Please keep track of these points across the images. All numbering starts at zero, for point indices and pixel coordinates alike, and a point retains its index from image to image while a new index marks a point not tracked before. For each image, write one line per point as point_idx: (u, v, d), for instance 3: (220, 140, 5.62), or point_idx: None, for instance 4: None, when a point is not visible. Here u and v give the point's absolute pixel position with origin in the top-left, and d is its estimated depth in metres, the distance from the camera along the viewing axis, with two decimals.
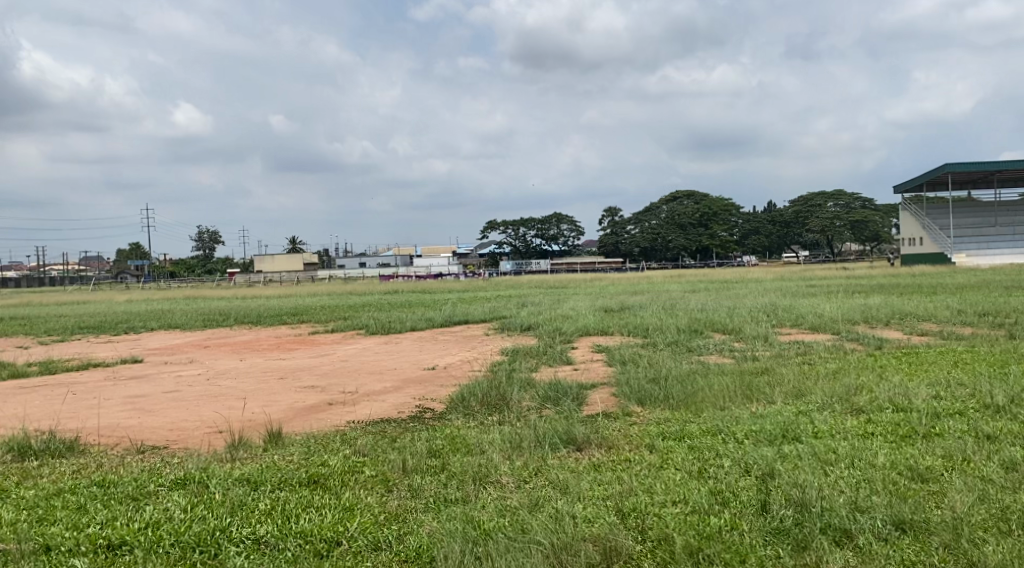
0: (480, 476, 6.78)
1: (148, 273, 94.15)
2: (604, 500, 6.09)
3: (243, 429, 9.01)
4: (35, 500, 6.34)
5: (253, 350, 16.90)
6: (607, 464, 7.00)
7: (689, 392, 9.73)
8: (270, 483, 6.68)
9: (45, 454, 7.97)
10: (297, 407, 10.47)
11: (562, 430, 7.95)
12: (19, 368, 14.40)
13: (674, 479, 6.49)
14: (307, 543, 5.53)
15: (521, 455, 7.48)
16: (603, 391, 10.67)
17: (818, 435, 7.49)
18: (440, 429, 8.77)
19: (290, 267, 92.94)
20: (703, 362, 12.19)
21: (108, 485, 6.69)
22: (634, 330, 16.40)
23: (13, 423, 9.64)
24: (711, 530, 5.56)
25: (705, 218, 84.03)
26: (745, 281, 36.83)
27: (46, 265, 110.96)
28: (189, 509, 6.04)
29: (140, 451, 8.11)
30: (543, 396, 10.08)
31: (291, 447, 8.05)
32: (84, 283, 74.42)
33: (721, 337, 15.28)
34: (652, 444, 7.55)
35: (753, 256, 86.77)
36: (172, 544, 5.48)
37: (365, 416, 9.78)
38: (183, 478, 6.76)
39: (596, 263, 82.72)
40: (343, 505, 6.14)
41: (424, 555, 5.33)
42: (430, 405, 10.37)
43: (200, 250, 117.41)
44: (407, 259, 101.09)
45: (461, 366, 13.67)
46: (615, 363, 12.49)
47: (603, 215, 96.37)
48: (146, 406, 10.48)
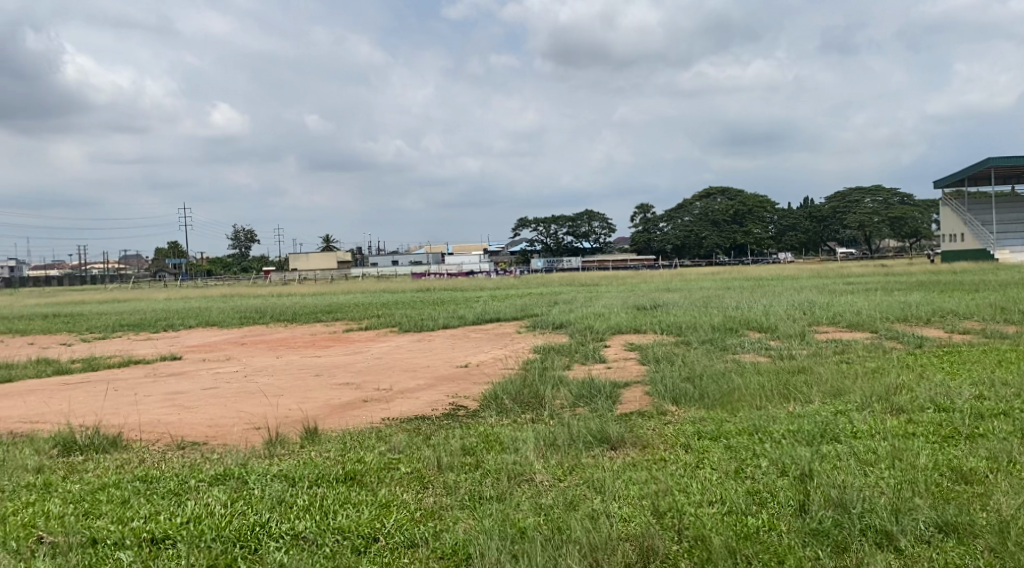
0: (515, 474, 6.80)
1: (186, 271, 95.55)
2: (641, 500, 6.05)
3: (280, 425, 9.14)
4: (81, 494, 6.49)
5: (289, 348, 17.14)
6: (642, 463, 6.97)
7: (725, 391, 9.67)
8: (308, 480, 6.77)
9: (89, 450, 8.13)
10: (332, 404, 10.59)
11: (596, 429, 7.92)
12: (63, 364, 14.70)
13: (711, 479, 6.45)
14: (345, 539, 5.59)
15: (555, 453, 7.48)
16: (637, 389, 10.65)
17: (857, 435, 7.38)
18: (473, 426, 8.81)
19: (324, 263, 93.89)
20: (738, 360, 12.13)
21: (151, 481, 6.83)
22: (667, 328, 16.35)
23: (56, 419, 9.87)
24: (748, 530, 5.51)
25: (739, 216, 83.14)
26: (778, 278, 36.62)
27: (87, 265, 113.69)
28: (230, 505, 6.14)
29: (181, 447, 8.27)
30: (577, 396, 10.05)
31: (327, 443, 8.15)
32: (124, 283, 74.93)
33: (756, 334, 15.19)
34: (688, 444, 7.50)
35: (789, 253, 85.64)
36: (213, 539, 5.57)
37: (399, 413, 9.88)
38: (223, 473, 6.88)
39: (627, 259, 82.47)
40: (380, 502, 6.19)
41: (460, 552, 5.35)
42: (464, 402, 10.44)
43: (236, 249, 119.32)
44: (439, 257, 101.22)
45: (494, 363, 13.73)
46: (649, 362, 12.48)
47: (636, 213, 95.80)
48: (185, 403, 10.68)
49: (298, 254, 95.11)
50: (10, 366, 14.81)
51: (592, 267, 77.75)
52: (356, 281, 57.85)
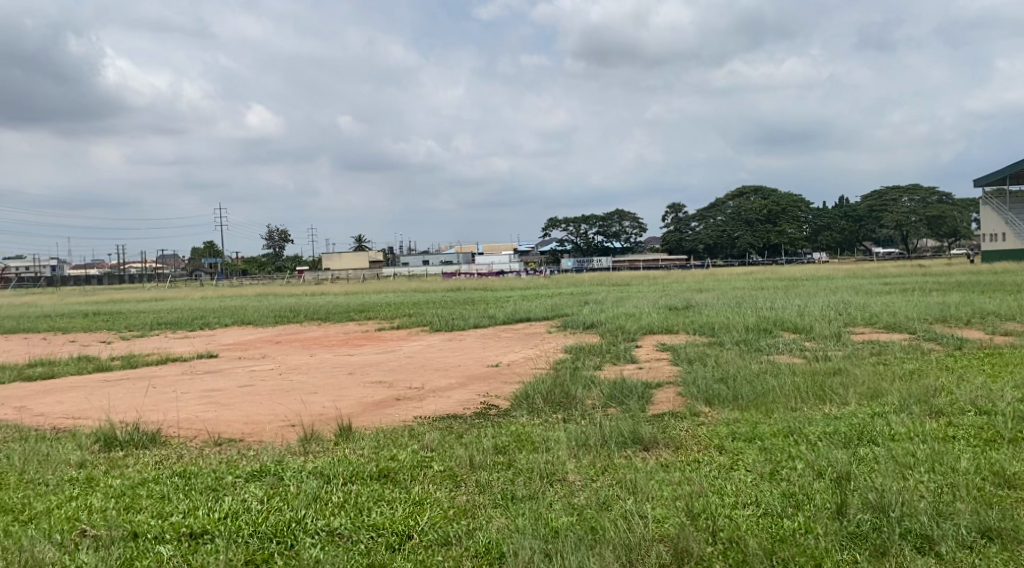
0: (546, 474, 6.80)
1: (222, 271, 96.88)
2: (674, 501, 6.02)
3: (314, 423, 9.25)
4: (122, 488, 6.62)
5: (323, 346, 17.31)
6: (676, 465, 6.93)
7: (759, 392, 9.57)
8: (342, 477, 6.83)
9: (129, 445, 8.28)
10: (365, 402, 10.67)
11: (628, 429, 7.90)
12: (104, 362, 15.00)
13: (745, 481, 6.40)
14: (379, 536, 5.64)
15: (587, 453, 7.46)
16: (670, 390, 10.58)
17: (896, 438, 7.26)
18: (505, 426, 8.83)
19: (356, 262, 94.64)
20: (773, 361, 11.99)
21: (189, 476, 6.95)
22: (699, 329, 16.20)
23: (97, 415, 10.08)
24: (784, 533, 5.45)
25: (773, 215, 82.16)
26: (813, 278, 36.15)
27: (126, 265, 115.99)
28: (266, 501, 6.22)
29: (218, 443, 8.39)
30: (608, 396, 10.02)
31: (361, 440, 8.22)
32: (162, 282, 76.17)
33: (791, 335, 14.99)
34: (722, 445, 7.45)
35: (824, 253, 84.38)
36: (250, 534, 5.64)
37: (431, 412, 9.94)
38: (259, 470, 6.97)
39: (658, 259, 81.95)
40: (413, 499, 6.24)
41: (495, 550, 5.37)
42: (495, 402, 10.45)
43: (270, 249, 120.75)
44: (470, 256, 101.53)
45: (525, 363, 13.73)
46: (681, 362, 12.37)
47: (668, 212, 95.19)
48: (221, 400, 10.84)
49: (331, 254, 95.98)
50: (53, 362, 15.16)
51: (623, 267, 77.36)
52: (390, 281, 58.21)
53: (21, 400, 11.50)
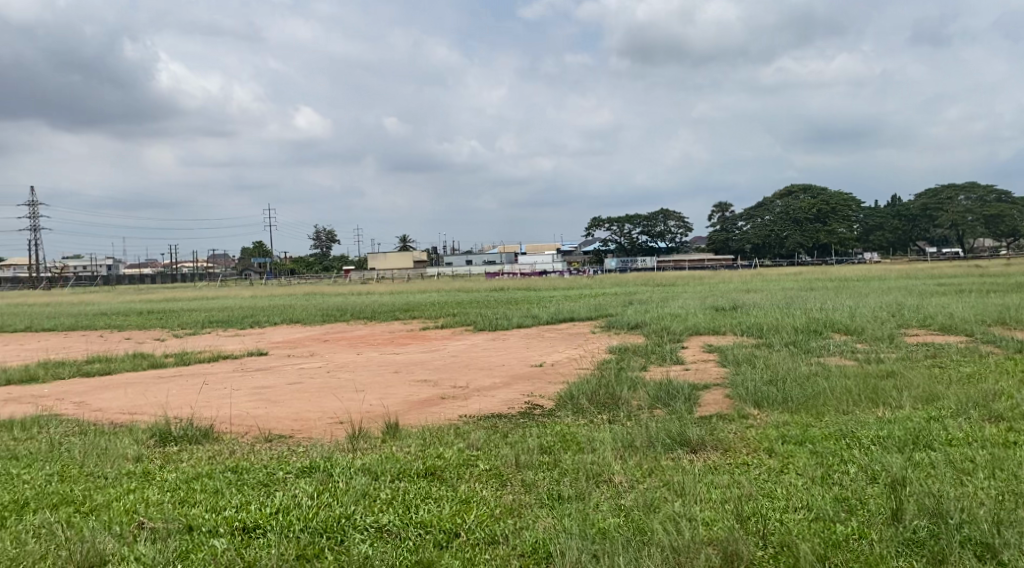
0: (592, 474, 6.78)
1: (271, 270, 98.57)
2: (723, 504, 5.95)
3: (362, 420, 9.36)
4: (177, 482, 6.79)
5: (369, 345, 17.50)
6: (724, 467, 6.84)
7: (809, 395, 9.41)
8: (390, 474, 6.90)
9: (183, 440, 8.48)
10: (411, 400, 10.77)
11: (676, 431, 7.83)
12: (158, 359, 15.39)
13: (796, 484, 6.29)
14: (427, 533, 5.68)
15: (633, 454, 7.42)
16: (717, 392, 10.45)
17: (953, 443, 7.07)
18: (550, 426, 8.82)
19: (401, 262, 95.52)
20: (823, 363, 11.75)
21: (242, 471, 7.09)
22: (747, 330, 15.98)
23: (153, 411, 10.35)
24: (837, 538, 5.35)
25: (823, 214, 80.61)
26: (865, 278, 35.38)
27: (178, 265, 118.82)
28: (316, 497, 6.32)
29: (269, 439, 8.56)
30: (654, 397, 9.95)
31: (407, 438, 8.30)
32: (213, 280, 77.79)
33: (842, 337, 14.69)
34: (771, 448, 7.34)
35: (876, 253, 82.35)
36: (301, 529, 5.73)
37: (476, 411, 9.98)
38: (308, 466, 7.08)
39: (704, 259, 81.03)
40: (460, 498, 6.27)
41: (542, 550, 5.37)
42: (540, 402, 10.45)
43: (318, 248, 122.45)
44: (514, 256, 101.64)
45: (569, 363, 13.70)
46: (729, 364, 12.22)
47: (714, 211, 93.99)
48: (271, 397, 11.05)
49: (376, 254, 96.97)
50: (110, 359, 15.59)
51: (668, 267, 76.66)
52: (436, 281, 58.65)
53: (80, 395, 11.84)
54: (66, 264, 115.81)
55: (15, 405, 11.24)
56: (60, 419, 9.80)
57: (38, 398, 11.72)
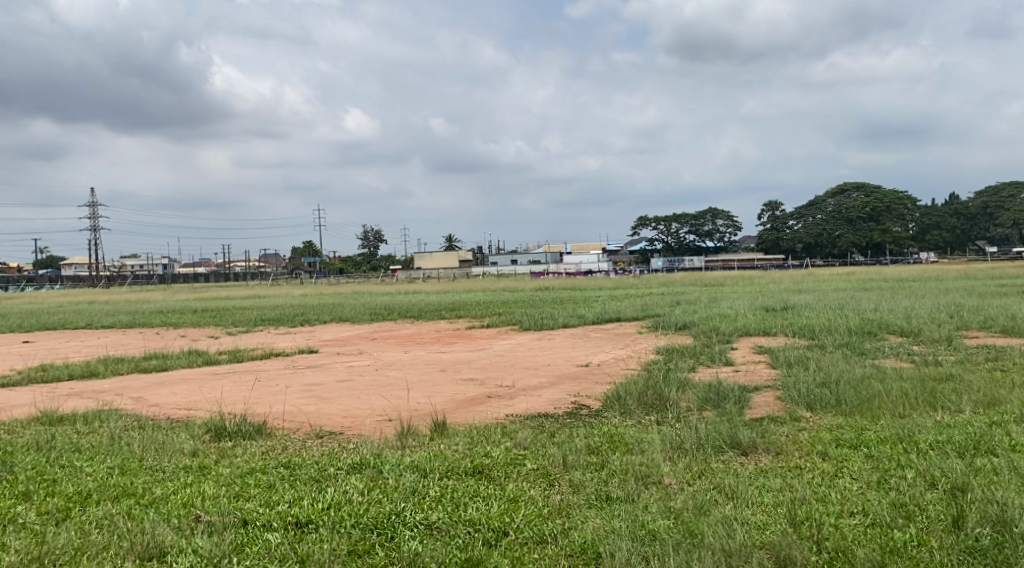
0: (642, 476, 6.73)
1: (320, 269, 99.95)
2: (775, 507, 5.86)
3: (410, 418, 9.44)
4: (232, 477, 6.95)
5: (416, 343, 17.63)
6: (777, 470, 6.73)
7: (864, 397, 9.20)
8: (438, 472, 6.95)
9: (237, 435, 8.66)
10: (458, 399, 10.82)
11: (726, 433, 7.72)
12: (212, 356, 15.74)
13: (851, 489, 6.16)
14: (476, 531, 5.71)
15: (682, 456, 7.34)
16: (768, 394, 10.28)
17: (1017, 449, 6.84)
18: (598, 426, 8.79)
19: (447, 261, 96.08)
20: (878, 365, 11.48)
21: (294, 467, 7.21)
22: (798, 331, 15.71)
23: (208, 407, 10.59)
24: (894, 544, 5.22)
25: (877, 213, 78.86)
26: (921, 278, 34.51)
27: (230, 264, 121.29)
28: (366, 493, 6.40)
29: (319, 436, 8.69)
30: (703, 398, 9.84)
31: (455, 437, 8.35)
32: (263, 279, 79.22)
33: (897, 339, 14.33)
34: (825, 451, 7.20)
35: (933, 253, 80.19)
36: (352, 525, 5.81)
37: (523, 410, 9.99)
38: (358, 463, 7.18)
39: (753, 259, 79.84)
40: (508, 497, 6.29)
41: (591, 551, 5.35)
42: (587, 402, 10.41)
43: (365, 248, 123.88)
44: (559, 256, 101.46)
45: (616, 364, 13.62)
46: (780, 366, 12.01)
47: (764, 210, 92.54)
48: (321, 394, 11.21)
49: (423, 254, 97.66)
50: (166, 356, 15.99)
51: (716, 267, 75.71)
52: (482, 281, 58.90)
53: (138, 391, 12.17)
54: (124, 263, 119.15)
55: (77, 400, 11.59)
56: (120, 414, 10.10)
57: (98, 393, 12.09)
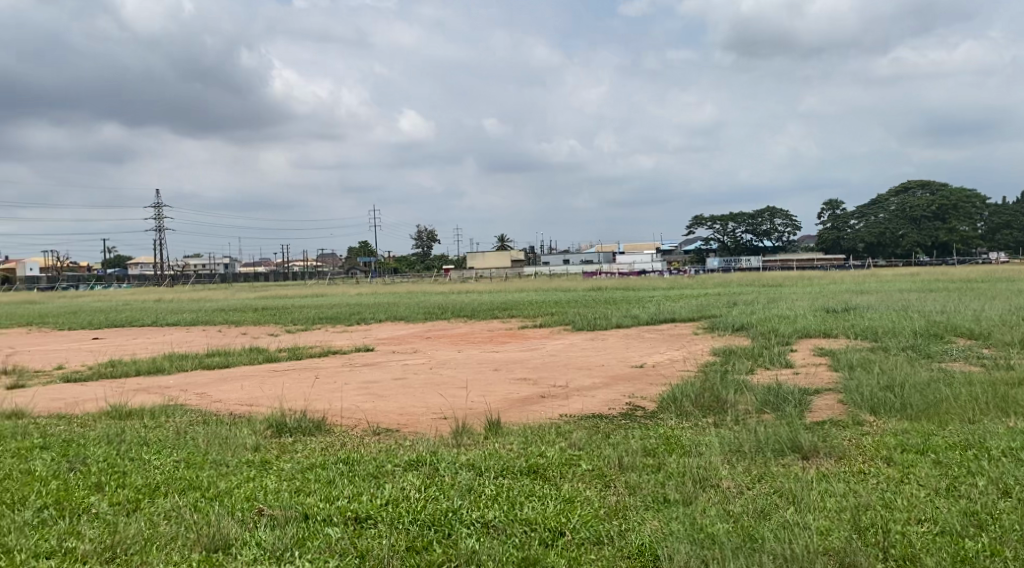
0: (700, 479, 6.64)
1: (375, 269, 101.32)
2: (838, 513, 5.72)
3: (465, 417, 9.49)
4: (293, 472, 7.09)
5: (470, 342, 17.73)
6: (839, 475, 6.58)
7: (931, 402, 8.92)
8: (493, 470, 6.98)
9: (297, 431, 8.83)
10: (512, 398, 10.86)
11: (786, 437, 7.57)
12: (272, 354, 16.09)
13: (918, 495, 5.99)
14: (533, 531, 5.71)
15: (741, 459, 7.22)
16: (829, 397, 10.05)
17: None
18: (654, 428, 8.70)
19: (500, 262, 96.44)
20: (946, 369, 11.12)
21: (352, 463, 7.32)
22: (860, 333, 15.32)
23: (268, 403, 10.83)
24: (965, 554, 5.05)
25: (943, 211, 76.64)
26: (990, 279, 33.36)
27: (289, 263, 124.04)
28: (423, 490, 6.46)
29: (376, 432, 8.80)
30: (762, 401, 9.67)
31: (510, 436, 8.37)
32: (320, 279, 80.69)
33: (966, 342, 13.85)
34: (890, 456, 7.00)
35: (1004, 253, 77.34)
36: (410, 522, 5.87)
37: (577, 411, 9.96)
38: (415, 460, 7.25)
39: (812, 259, 78.14)
40: (563, 497, 6.27)
41: (648, 553, 5.31)
42: (642, 403, 10.32)
43: (419, 247, 125.19)
44: (612, 256, 100.88)
45: (671, 365, 13.47)
46: (842, 368, 11.72)
47: (825, 210, 90.64)
48: (378, 392, 11.35)
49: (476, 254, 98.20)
50: (229, 353, 16.41)
51: (774, 267, 74.33)
52: (534, 281, 58.92)
53: (201, 387, 12.51)
54: (187, 263, 122.58)
55: (145, 395, 11.97)
56: (186, 409, 10.40)
57: (164, 389, 12.47)
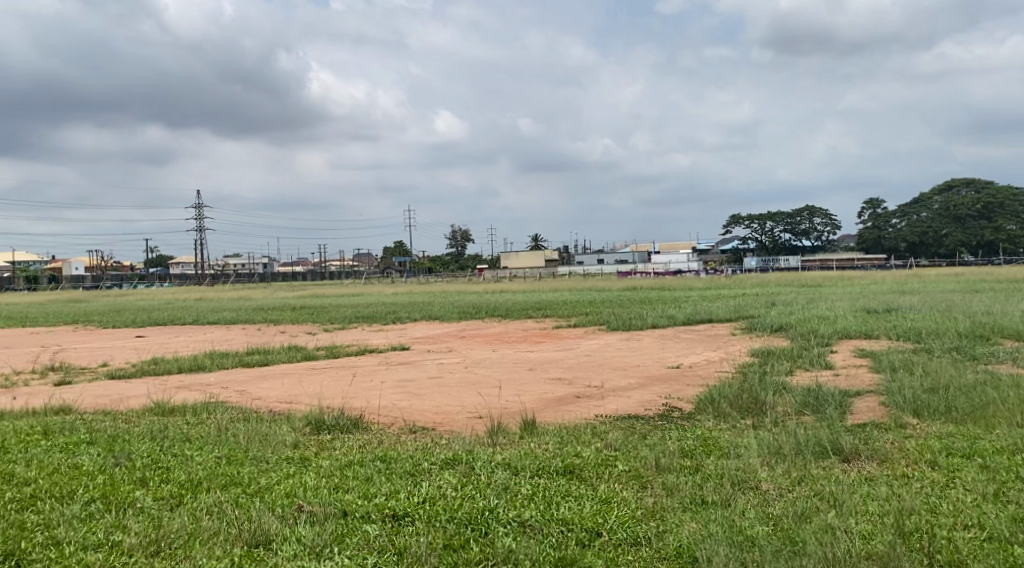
0: (738, 481, 6.57)
1: (410, 268, 101.92)
2: (881, 517, 5.62)
3: (501, 416, 9.51)
4: (331, 469, 7.17)
5: (505, 342, 17.75)
6: (882, 479, 6.46)
7: (977, 405, 8.71)
8: (529, 470, 6.98)
9: (335, 429, 8.93)
10: (547, 398, 10.86)
11: (827, 440, 7.45)
12: (310, 352, 16.28)
13: (964, 500, 5.86)
14: (570, 531, 5.71)
15: (780, 461, 7.13)
16: (870, 399, 9.87)
17: None
18: (691, 429, 8.62)
19: (534, 262, 96.40)
20: (992, 371, 10.86)
21: (389, 461, 7.38)
22: (902, 334, 15.03)
23: (306, 401, 10.96)
24: (1014, 560, 4.93)
25: (988, 209, 75.21)
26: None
27: (325, 263, 125.38)
28: (459, 488, 6.48)
29: (413, 431, 8.85)
30: (802, 403, 9.54)
31: (546, 435, 8.36)
32: (355, 279, 81.43)
33: (1014, 343, 13.50)
34: (935, 460, 6.86)
35: None
36: (447, 520, 5.90)
37: (613, 411, 9.92)
38: (452, 458, 7.28)
39: (852, 259, 76.86)
40: (600, 497, 6.25)
41: (686, 555, 5.27)
42: (679, 404, 10.24)
43: (454, 246, 125.65)
44: (647, 256, 100.25)
45: (708, 365, 13.34)
46: (883, 370, 11.51)
47: (865, 209, 89.23)
48: (414, 390, 11.42)
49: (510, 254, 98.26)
50: (268, 351, 16.64)
51: (813, 267, 73.25)
52: (568, 280, 58.81)
53: (242, 384, 12.70)
54: (226, 262, 124.52)
55: (187, 392, 12.20)
56: (227, 406, 10.57)
57: (205, 386, 12.68)
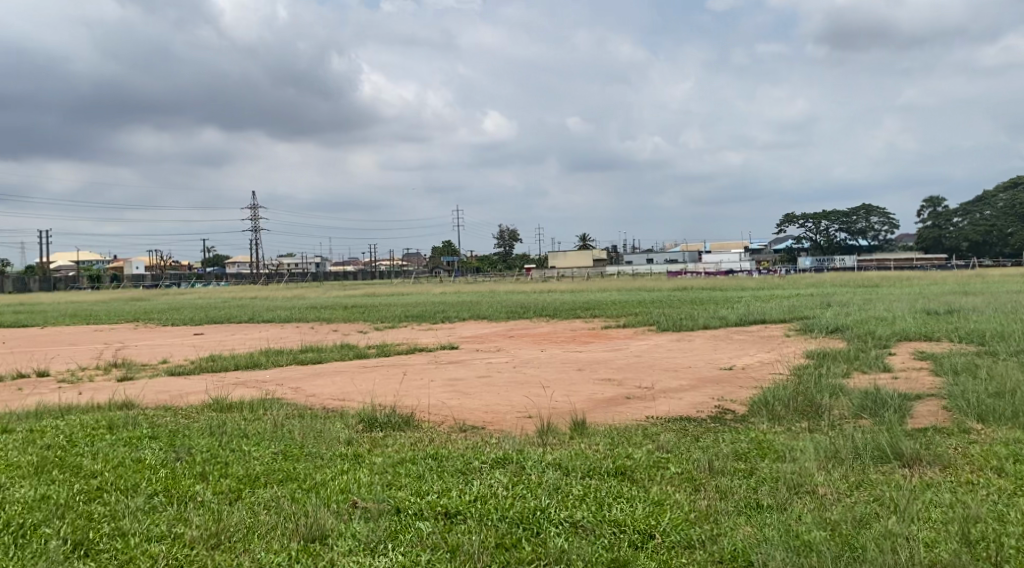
0: (794, 485, 6.45)
1: (459, 268, 102.41)
2: (944, 524, 5.47)
3: (551, 416, 9.50)
4: (384, 466, 7.25)
5: (554, 342, 17.72)
6: (944, 485, 6.28)
7: None
8: (580, 470, 6.96)
9: (387, 426, 9.03)
10: (598, 398, 10.81)
11: (886, 444, 7.26)
12: (361, 350, 16.48)
13: None
14: (622, 532, 5.68)
15: (837, 465, 6.97)
16: (931, 403, 9.58)
17: None
18: (744, 432, 8.49)
19: (582, 262, 96.03)
20: None
21: (440, 459, 7.43)
22: (965, 337, 14.57)
23: (358, 398, 11.11)
24: None
25: None
26: None
27: (375, 262, 126.84)
28: (510, 488, 6.50)
29: (463, 429, 8.90)
30: (859, 406, 9.31)
31: (597, 436, 8.33)
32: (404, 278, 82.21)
33: None
34: (1001, 467, 6.64)
35: None
36: (499, 519, 5.92)
37: (664, 412, 9.82)
38: (502, 457, 7.30)
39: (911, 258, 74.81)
40: (652, 499, 6.21)
41: (742, 558, 5.20)
42: (731, 406, 10.09)
43: (502, 246, 125.87)
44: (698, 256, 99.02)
45: (761, 367, 13.12)
46: (945, 373, 11.18)
47: (925, 207, 86.82)
48: (464, 389, 11.48)
49: (559, 254, 98.03)
50: (320, 349, 16.91)
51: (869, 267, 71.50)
52: (617, 280, 58.50)
53: (296, 382, 12.93)
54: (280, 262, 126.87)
55: (243, 389, 12.46)
56: (282, 403, 10.77)
57: (261, 383, 12.94)
